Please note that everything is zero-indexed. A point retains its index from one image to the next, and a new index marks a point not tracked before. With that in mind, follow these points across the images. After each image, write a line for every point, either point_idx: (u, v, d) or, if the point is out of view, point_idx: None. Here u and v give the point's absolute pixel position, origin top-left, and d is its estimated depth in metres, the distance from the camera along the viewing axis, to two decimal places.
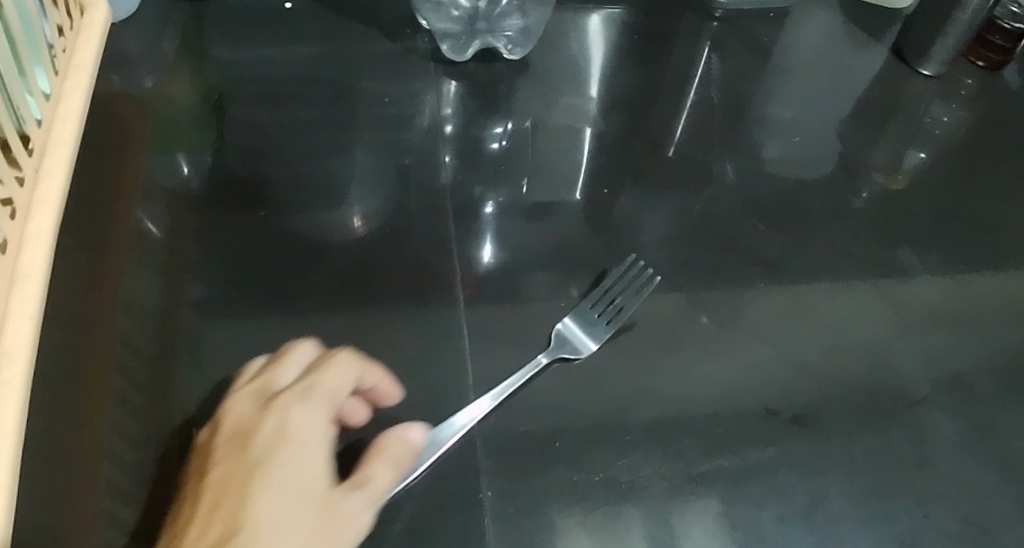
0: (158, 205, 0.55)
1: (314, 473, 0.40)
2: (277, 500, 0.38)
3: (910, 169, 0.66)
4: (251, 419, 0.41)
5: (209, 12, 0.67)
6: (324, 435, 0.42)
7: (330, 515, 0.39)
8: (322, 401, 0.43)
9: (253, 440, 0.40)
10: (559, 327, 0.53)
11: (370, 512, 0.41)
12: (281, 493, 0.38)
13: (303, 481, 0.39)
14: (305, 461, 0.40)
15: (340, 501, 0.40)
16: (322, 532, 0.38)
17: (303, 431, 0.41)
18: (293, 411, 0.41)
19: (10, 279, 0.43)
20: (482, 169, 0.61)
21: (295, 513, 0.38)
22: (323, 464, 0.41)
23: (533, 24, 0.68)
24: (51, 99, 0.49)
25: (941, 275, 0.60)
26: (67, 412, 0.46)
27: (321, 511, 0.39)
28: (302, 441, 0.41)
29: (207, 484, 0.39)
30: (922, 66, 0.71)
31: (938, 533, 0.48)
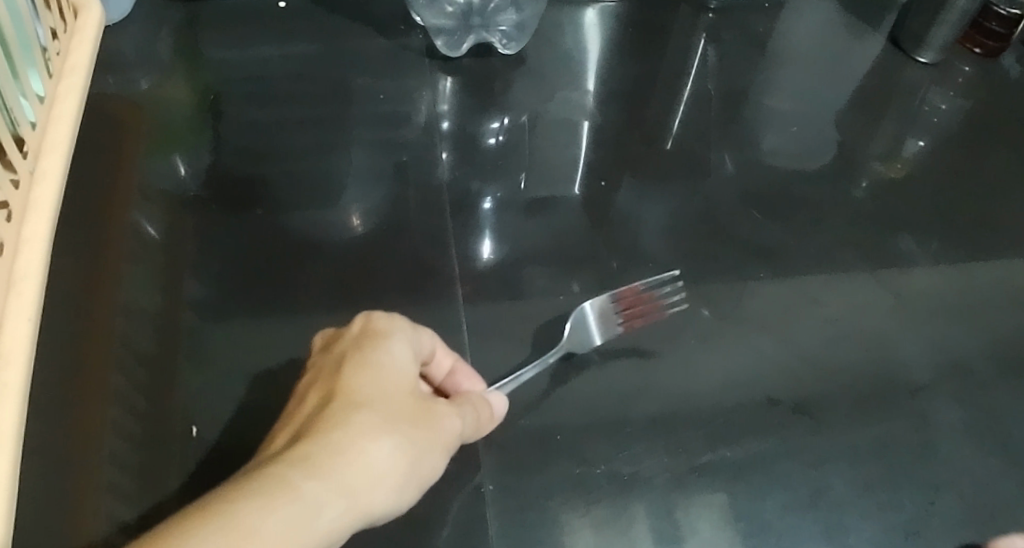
0: (155, 206, 0.55)
1: (406, 370, 0.41)
2: (373, 387, 0.39)
3: (908, 157, 0.66)
4: (338, 330, 0.44)
5: (203, 13, 0.66)
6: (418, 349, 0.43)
7: (421, 409, 0.40)
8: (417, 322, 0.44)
9: (340, 341, 0.42)
10: (583, 313, 0.52)
11: (456, 425, 0.41)
12: (377, 379, 0.39)
13: (395, 374, 0.40)
14: (390, 349, 0.41)
15: (428, 402, 0.41)
16: (412, 419, 0.39)
17: (400, 334, 0.42)
18: (389, 321, 0.43)
19: (7, 282, 0.42)
20: (479, 165, 0.61)
21: (386, 397, 0.39)
22: (413, 367, 0.42)
23: (528, 19, 0.68)
24: (46, 101, 0.49)
25: (942, 262, 0.60)
26: (67, 414, 0.46)
27: (411, 402, 0.40)
28: (397, 341, 0.42)
29: (305, 384, 0.40)
30: (920, 53, 0.71)
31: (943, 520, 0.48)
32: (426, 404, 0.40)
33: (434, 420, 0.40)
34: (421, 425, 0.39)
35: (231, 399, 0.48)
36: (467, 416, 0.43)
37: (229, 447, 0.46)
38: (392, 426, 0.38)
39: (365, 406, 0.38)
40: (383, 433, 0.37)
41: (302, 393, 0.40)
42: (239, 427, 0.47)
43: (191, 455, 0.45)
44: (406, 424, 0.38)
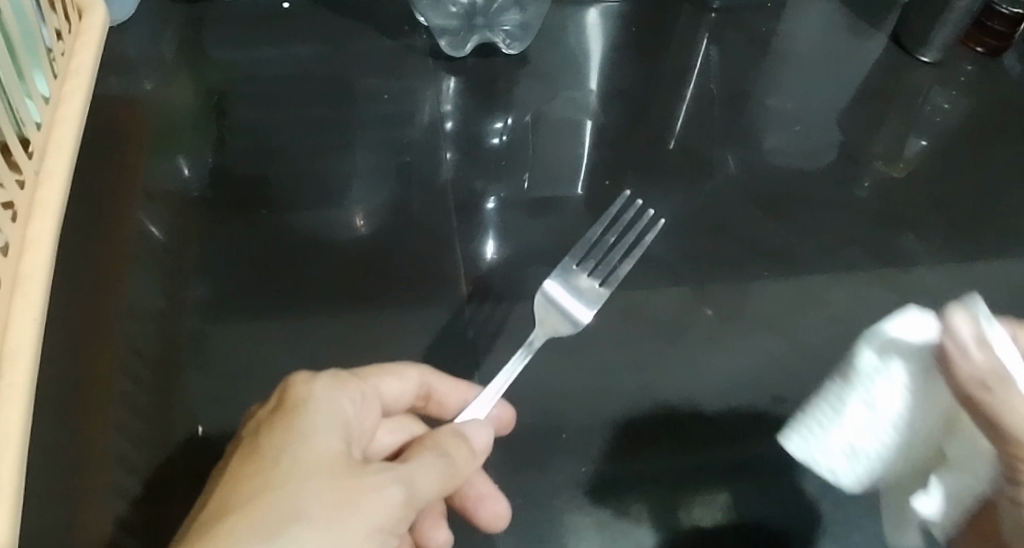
0: (159, 208, 0.55)
1: (316, 441, 0.34)
2: (266, 471, 0.32)
3: (911, 157, 0.66)
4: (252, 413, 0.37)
5: (207, 14, 0.67)
6: (342, 413, 0.37)
7: (335, 483, 0.32)
8: (343, 381, 0.39)
9: (249, 424, 0.36)
10: (543, 296, 0.51)
11: (397, 489, 0.34)
12: (271, 462, 0.33)
13: (300, 446, 0.33)
14: (296, 430, 0.34)
15: (347, 471, 0.33)
16: (319, 498, 0.32)
17: (309, 400, 0.36)
18: (301, 387, 0.37)
19: (12, 282, 0.42)
20: (483, 164, 0.61)
21: (280, 481, 0.32)
22: (332, 434, 0.35)
23: (531, 19, 0.68)
24: (51, 102, 0.49)
25: (946, 261, 0.60)
26: (72, 416, 0.46)
27: (323, 477, 0.33)
28: (307, 409, 0.35)
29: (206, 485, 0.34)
30: (921, 52, 0.71)
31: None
32: (347, 475, 0.33)
33: (355, 491, 0.33)
34: (332, 504, 0.32)
35: (238, 400, 0.48)
36: (414, 477, 0.35)
37: None
38: (285, 516, 0.31)
39: (247, 506, 0.31)
40: (268, 530, 0.30)
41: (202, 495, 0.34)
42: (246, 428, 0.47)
43: (197, 457, 0.46)
44: (305, 510, 0.31)
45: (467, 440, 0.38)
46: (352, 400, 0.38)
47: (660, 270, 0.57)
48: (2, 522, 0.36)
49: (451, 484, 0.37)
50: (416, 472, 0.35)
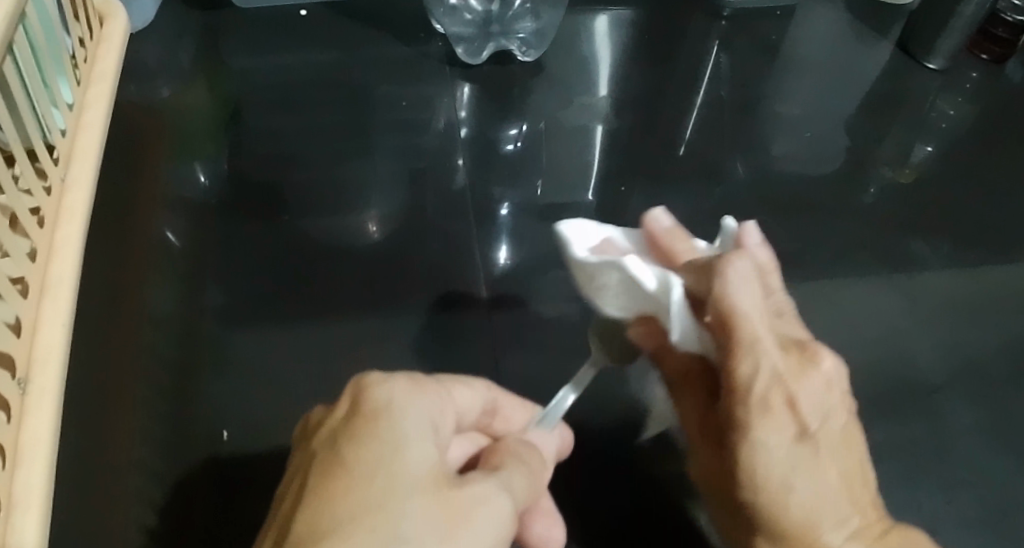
0: (177, 215, 0.56)
1: (411, 453, 0.33)
2: (357, 497, 0.32)
3: (918, 163, 0.67)
4: (322, 417, 0.36)
5: (224, 22, 0.67)
6: (431, 421, 0.36)
7: (436, 511, 0.33)
8: (421, 381, 0.37)
9: (323, 431, 0.35)
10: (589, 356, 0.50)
11: (506, 509, 0.35)
12: (364, 483, 0.32)
13: (396, 460, 0.33)
14: (389, 445, 0.33)
15: (449, 496, 0.33)
16: (421, 521, 0.32)
17: (391, 403, 0.35)
18: (381, 392, 0.35)
19: (41, 287, 0.43)
20: (497, 170, 0.61)
21: (376, 511, 0.31)
22: (424, 441, 0.35)
23: (545, 26, 0.69)
24: (75, 109, 0.50)
25: (952, 266, 0.61)
26: (96, 422, 0.46)
27: (424, 507, 0.32)
28: (394, 414, 0.34)
29: (281, 497, 0.34)
30: (928, 60, 0.72)
31: (958, 519, 0.49)
32: (447, 499, 0.33)
33: (462, 520, 0.33)
34: (434, 537, 0.32)
35: (261, 406, 0.48)
36: (512, 488, 0.36)
37: (261, 453, 0.46)
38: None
39: (349, 535, 0.31)
40: None
41: (281, 510, 0.33)
42: (270, 432, 0.47)
43: (222, 462, 0.46)
44: (409, 538, 0.32)
45: (538, 454, 0.40)
46: (435, 399, 0.37)
47: None
48: (33, 524, 0.37)
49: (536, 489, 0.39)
50: (515, 487, 0.36)
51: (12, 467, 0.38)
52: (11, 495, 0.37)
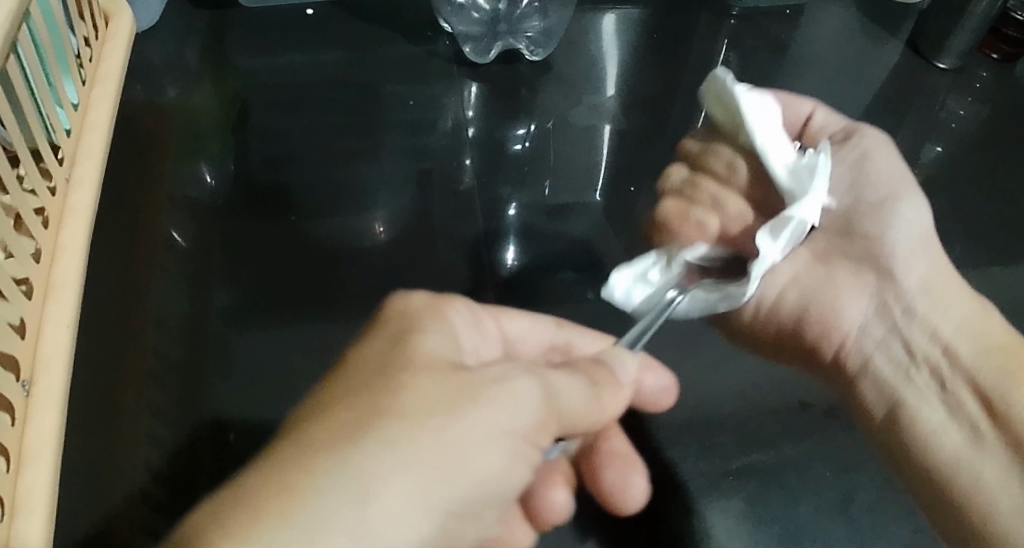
0: (183, 215, 0.55)
1: (422, 341, 0.35)
2: (362, 372, 0.33)
3: (927, 163, 0.66)
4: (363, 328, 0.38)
5: (231, 22, 0.67)
6: (454, 332, 0.37)
7: (445, 383, 0.33)
8: (446, 297, 0.39)
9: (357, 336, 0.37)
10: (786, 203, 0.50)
11: (531, 389, 0.35)
12: (373, 360, 0.33)
13: (407, 345, 0.34)
14: (403, 334, 0.35)
15: (464, 372, 0.34)
16: (423, 393, 0.32)
17: (409, 305, 0.37)
18: (405, 302, 0.37)
19: (46, 288, 0.43)
20: (505, 170, 0.61)
21: (374, 378, 0.32)
22: (441, 338, 0.36)
23: (554, 25, 0.68)
24: (80, 109, 0.50)
25: (964, 268, 0.60)
26: (101, 425, 0.45)
27: (433, 373, 0.33)
28: (413, 315, 0.36)
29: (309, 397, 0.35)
30: (939, 59, 0.71)
31: (967, 391, 0.49)
32: (461, 372, 0.34)
33: (478, 391, 0.33)
34: (434, 406, 0.32)
35: (266, 408, 0.48)
36: (544, 377, 0.36)
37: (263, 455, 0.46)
38: (391, 410, 0.31)
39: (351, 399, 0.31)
40: (370, 419, 0.31)
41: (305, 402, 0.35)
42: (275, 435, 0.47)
43: (228, 457, 0.45)
44: (408, 405, 0.31)
45: (608, 368, 0.40)
46: (459, 318, 0.39)
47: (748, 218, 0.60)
48: (37, 524, 0.36)
49: (594, 411, 0.38)
50: (552, 379, 0.36)
51: (16, 469, 0.37)
52: (16, 497, 0.37)
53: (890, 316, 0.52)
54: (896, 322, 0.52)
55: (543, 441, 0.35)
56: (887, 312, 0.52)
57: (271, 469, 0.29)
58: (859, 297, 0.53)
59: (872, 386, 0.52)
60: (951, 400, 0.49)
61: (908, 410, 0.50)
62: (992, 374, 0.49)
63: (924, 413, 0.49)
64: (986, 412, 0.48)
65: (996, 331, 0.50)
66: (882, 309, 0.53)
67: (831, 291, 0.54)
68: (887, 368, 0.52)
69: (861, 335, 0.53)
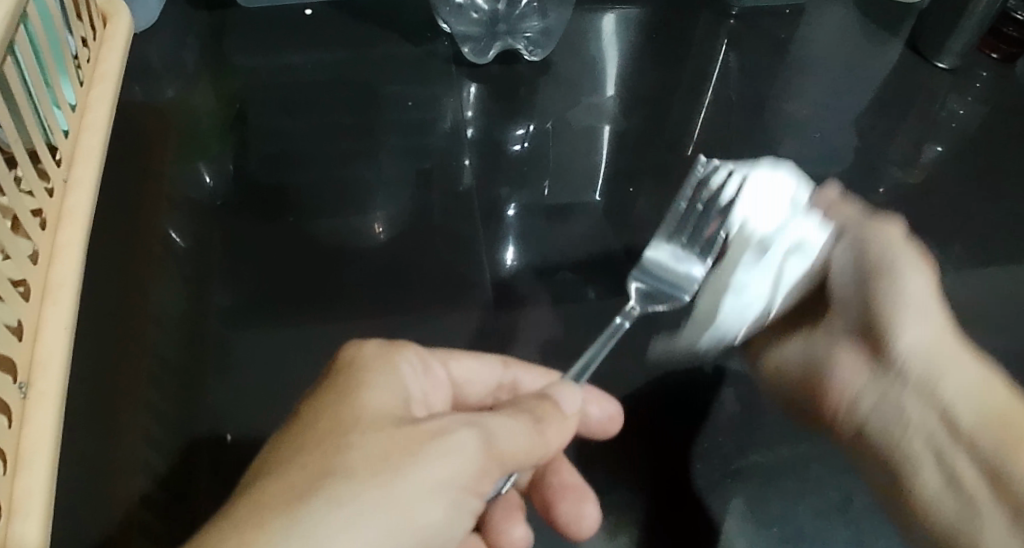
0: (182, 216, 0.55)
1: (367, 397, 0.36)
2: (308, 429, 0.34)
3: (928, 163, 0.66)
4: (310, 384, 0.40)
5: (229, 23, 0.67)
6: (401, 383, 0.39)
7: (388, 439, 0.34)
8: (395, 345, 0.41)
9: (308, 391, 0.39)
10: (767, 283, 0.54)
11: (472, 437, 0.36)
12: (319, 417, 0.35)
13: (352, 403, 0.36)
14: (349, 390, 0.36)
15: (404, 425, 0.35)
16: (367, 451, 0.33)
17: (357, 358, 0.39)
18: (354, 354, 0.39)
19: (43, 290, 0.43)
20: (504, 170, 0.61)
21: (319, 440, 0.34)
22: (387, 392, 0.38)
23: (552, 24, 0.69)
24: (78, 110, 0.50)
25: (965, 268, 0.60)
26: (99, 426, 0.45)
27: (375, 430, 0.35)
28: (360, 370, 0.38)
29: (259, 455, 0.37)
30: (939, 58, 0.71)
31: (966, 455, 0.46)
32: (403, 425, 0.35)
33: (416, 445, 0.34)
34: (376, 463, 0.33)
35: (266, 409, 0.48)
36: (485, 424, 0.37)
37: None
38: (333, 469, 0.33)
39: (297, 459, 0.33)
40: (312, 482, 0.32)
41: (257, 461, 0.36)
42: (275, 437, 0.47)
43: (227, 459, 0.45)
44: (351, 465, 0.33)
45: (552, 400, 0.40)
46: (408, 366, 0.40)
47: None
48: (35, 526, 0.36)
49: (539, 448, 0.38)
50: (495, 424, 0.37)
51: (14, 472, 0.37)
52: (13, 500, 0.37)
53: (887, 382, 0.50)
54: (897, 383, 0.49)
55: (485, 489, 0.36)
56: (887, 372, 0.50)
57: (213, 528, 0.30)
58: (851, 348, 0.51)
59: (881, 418, 0.50)
60: (949, 470, 0.47)
61: (906, 486, 0.47)
62: (992, 441, 0.46)
63: (923, 474, 0.47)
64: (987, 477, 0.45)
65: (1001, 396, 0.47)
66: (878, 371, 0.50)
67: (831, 339, 0.52)
68: (880, 423, 0.50)
69: (858, 392, 0.50)
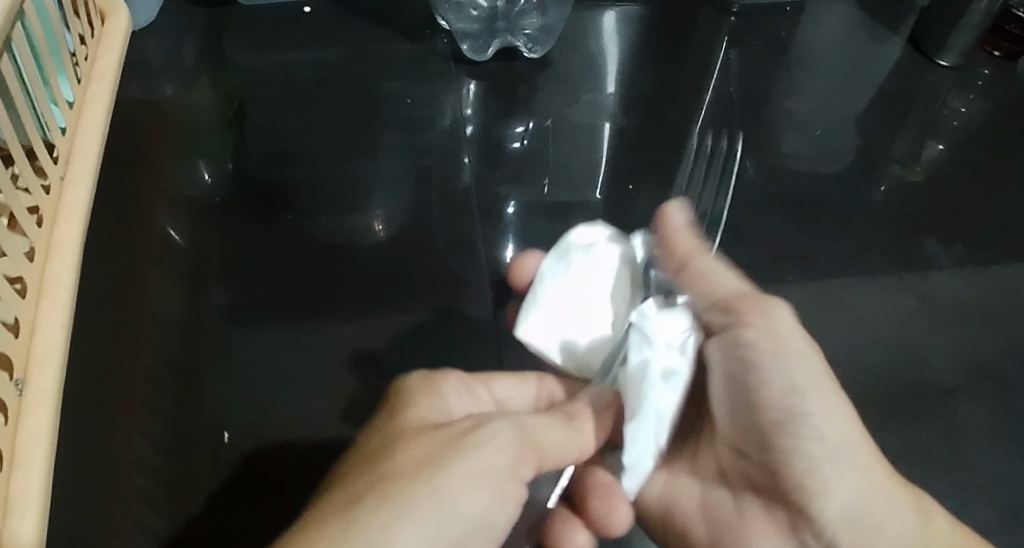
0: (181, 214, 0.55)
1: (408, 415, 0.38)
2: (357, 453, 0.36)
3: (929, 161, 0.66)
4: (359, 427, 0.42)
5: (228, 20, 0.67)
6: (445, 403, 0.40)
7: (429, 441, 0.36)
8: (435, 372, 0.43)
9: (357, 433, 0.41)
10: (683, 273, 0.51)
11: (507, 430, 0.37)
12: (368, 442, 0.37)
13: (395, 423, 0.38)
14: (392, 417, 0.39)
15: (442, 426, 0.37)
16: (410, 453, 0.35)
17: (399, 388, 0.41)
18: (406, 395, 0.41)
19: (40, 287, 0.42)
20: (504, 168, 0.61)
21: (366, 459, 0.35)
22: (431, 409, 0.39)
23: (552, 22, 0.68)
24: (76, 107, 0.49)
25: (967, 266, 0.60)
26: (97, 424, 0.45)
27: (417, 437, 0.36)
28: (401, 398, 0.40)
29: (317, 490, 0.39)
30: (940, 56, 0.70)
31: None
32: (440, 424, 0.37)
33: (458, 441, 0.36)
34: (419, 460, 0.35)
35: (264, 407, 0.47)
36: (517, 418, 0.38)
37: (261, 454, 0.46)
38: (383, 475, 0.34)
39: (347, 478, 0.35)
40: (363, 490, 0.33)
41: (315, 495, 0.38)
42: (274, 435, 0.46)
43: (226, 457, 0.45)
44: (397, 468, 0.34)
45: (585, 401, 0.42)
46: (453, 392, 0.42)
47: (747, 214, 0.60)
48: (30, 525, 0.36)
49: (578, 446, 0.41)
50: (528, 420, 0.39)
51: (10, 469, 0.37)
52: (9, 497, 0.36)
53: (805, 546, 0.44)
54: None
55: (525, 474, 0.38)
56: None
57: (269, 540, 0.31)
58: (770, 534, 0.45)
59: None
60: None
61: None
62: None
63: None
64: None
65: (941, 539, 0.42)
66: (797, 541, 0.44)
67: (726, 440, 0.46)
68: None
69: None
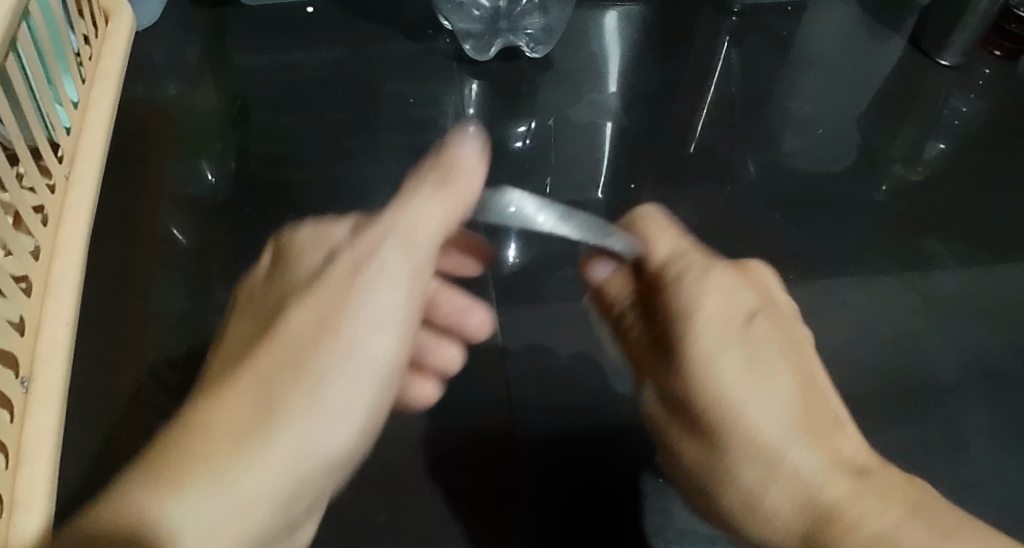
0: (183, 213, 0.55)
1: (299, 268, 0.41)
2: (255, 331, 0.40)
3: (930, 160, 0.66)
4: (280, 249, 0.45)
5: (231, 21, 0.67)
6: (327, 235, 0.42)
7: (310, 314, 0.39)
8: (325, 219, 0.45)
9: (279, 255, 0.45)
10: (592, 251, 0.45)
11: (393, 251, 0.40)
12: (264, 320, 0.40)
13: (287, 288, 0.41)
14: (293, 270, 0.41)
15: (317, 289, 0.39)
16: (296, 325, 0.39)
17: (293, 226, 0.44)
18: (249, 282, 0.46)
19: (45, 285, 0.43)
20: (506, 167, 0.61)
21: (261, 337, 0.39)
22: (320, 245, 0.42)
23: (554, 21, 0.69)
24: (80, 107, 0.50)
25: (966, 265, 0.60)
26: (101, 422, 0.45)
27: (298, 309, 0.39)
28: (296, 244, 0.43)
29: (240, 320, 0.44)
30: (942, 55, 0.70)
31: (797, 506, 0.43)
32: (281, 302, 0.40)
33: (333, 296, 0.39)
34: (305, 334, 0.38)
35: None
36: (394, 229, 0.40)
37: None
38: (265, 355, 0.38)
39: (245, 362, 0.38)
40: (254, 375, 0.37)
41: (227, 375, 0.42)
42: None
43: None
44: (282, 344, 0.38)
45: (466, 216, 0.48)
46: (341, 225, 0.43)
47: (748, 213, 0.60)
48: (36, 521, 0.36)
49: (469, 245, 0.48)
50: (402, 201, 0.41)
51: (16, 466, 0.37)
52: (14, 493, 0.37)
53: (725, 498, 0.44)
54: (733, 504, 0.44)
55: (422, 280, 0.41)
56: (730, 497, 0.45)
57: (158, 465, 0.35)
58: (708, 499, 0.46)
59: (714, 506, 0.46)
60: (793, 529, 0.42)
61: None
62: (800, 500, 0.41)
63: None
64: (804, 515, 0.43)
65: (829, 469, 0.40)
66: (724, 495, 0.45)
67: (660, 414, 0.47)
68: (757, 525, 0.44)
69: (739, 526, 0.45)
